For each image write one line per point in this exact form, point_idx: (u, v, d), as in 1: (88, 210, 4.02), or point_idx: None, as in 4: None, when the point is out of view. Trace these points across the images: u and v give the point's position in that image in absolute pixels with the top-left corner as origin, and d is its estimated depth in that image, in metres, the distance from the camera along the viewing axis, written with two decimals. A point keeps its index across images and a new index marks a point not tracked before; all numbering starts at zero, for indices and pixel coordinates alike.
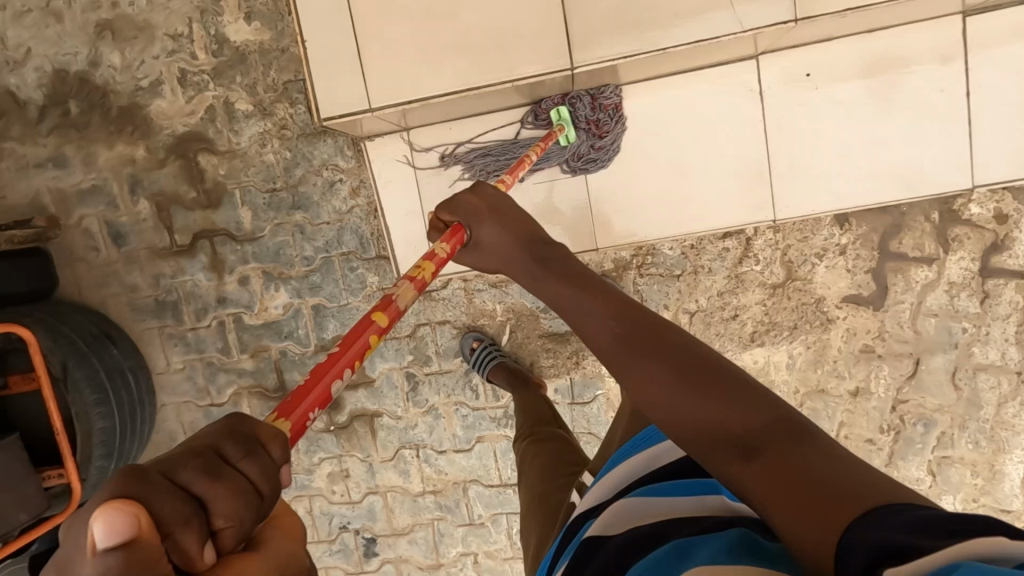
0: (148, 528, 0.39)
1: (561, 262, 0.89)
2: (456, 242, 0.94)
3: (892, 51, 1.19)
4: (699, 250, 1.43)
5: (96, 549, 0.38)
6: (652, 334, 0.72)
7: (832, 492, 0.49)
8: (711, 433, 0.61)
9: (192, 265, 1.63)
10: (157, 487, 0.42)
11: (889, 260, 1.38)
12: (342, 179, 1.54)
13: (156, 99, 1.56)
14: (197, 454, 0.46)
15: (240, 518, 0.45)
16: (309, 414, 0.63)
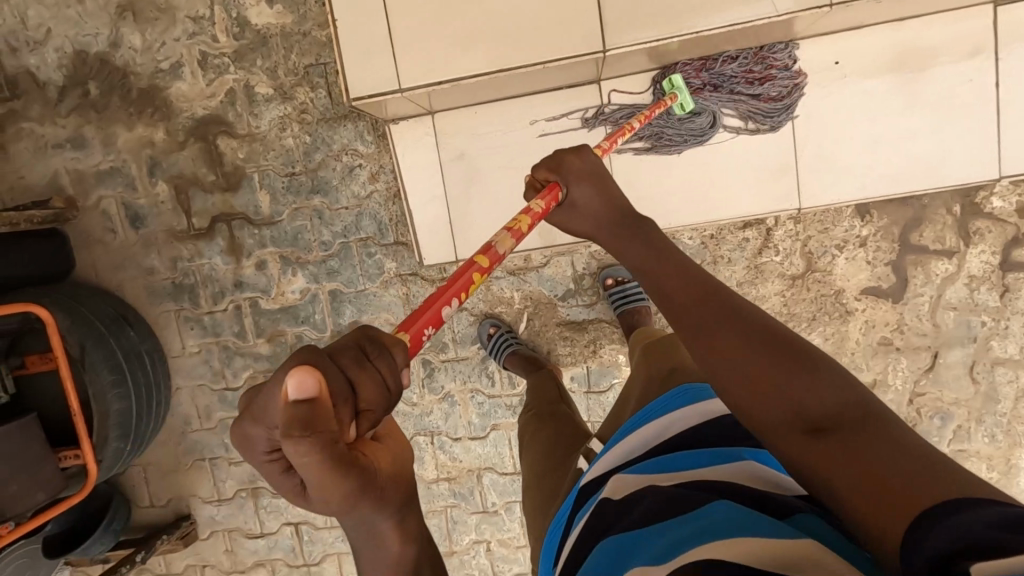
0: (325, 396, 0.48)
1: (646, 233, 0.89)
2: (552, 200, 0.94)
3: (923, 40, 1.18)
4: (719, 241, 1.43)
5: (288, 398, 0.47)
6: (739, 316, 0.72)
7: (909, 487, 0.50)
8: (781, 407, 0.64)
9: (210, 248, 1.63)
10: (328, 364, 0.50)
11: (910, 253, 1.38)
12: (362, 164, 1.54)
13: (176, 82, 1.56)
14: (351, 347, 0.53)
15: (379, 408, 0.53)
16: (424, 330, 0.68)
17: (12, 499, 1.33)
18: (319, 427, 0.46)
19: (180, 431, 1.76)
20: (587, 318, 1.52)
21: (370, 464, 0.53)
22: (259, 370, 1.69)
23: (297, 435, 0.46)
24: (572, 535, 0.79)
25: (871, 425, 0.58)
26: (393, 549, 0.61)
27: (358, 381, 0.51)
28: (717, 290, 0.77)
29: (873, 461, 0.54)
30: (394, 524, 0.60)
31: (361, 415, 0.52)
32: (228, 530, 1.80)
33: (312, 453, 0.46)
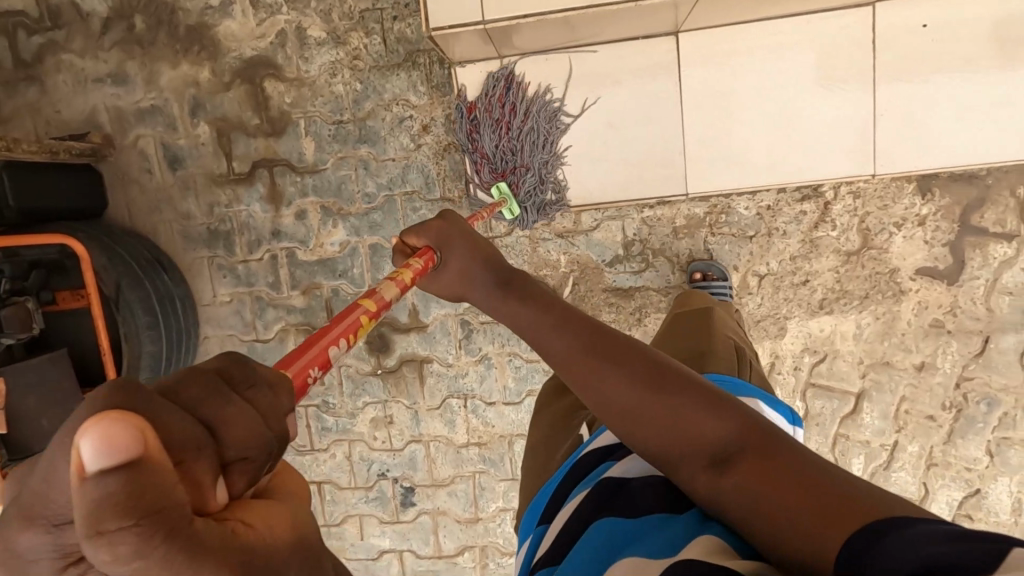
0: (156, 450, 0.29)
1: (529, 284, 0.87)
2: (428, 261, 0.93)
3: (1014, 8, 1.21)
4: (775, 212, 1.40)
5: (83, 472, 0.27)
6: (637, 364, 0.73)
7: (838, 500, 0.54)
8: (685, 444, 0.66)
9: (249, 195, 1.59)
10: (157, 400, 0.33)
11: (969, 234, 1.36)
12: (412, 116, 1.50)
13: (225, 20, 1.52)
14: (200, 373, 0.38)
15: (257, 452, 0.37)
16: (309, 370, 0.62)
17: (42, 434, 1.30)
18: (157, 504, 0.29)
19: None
20: (633, 285, 1.48)
21: (258, 546, 0.35)
22: (292, 323, 1.65)
23: (116, 526, 0.28)
24: (566, 504, 0.78)
25: (769, 445, 0.62)
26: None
27: (220, 417, 0.36)
28: (602, 327, 0.79)
29: (784, 485, 0.58)
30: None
31: (230, 469, 0.36)
32: None
33: (147, 550, 0.28)
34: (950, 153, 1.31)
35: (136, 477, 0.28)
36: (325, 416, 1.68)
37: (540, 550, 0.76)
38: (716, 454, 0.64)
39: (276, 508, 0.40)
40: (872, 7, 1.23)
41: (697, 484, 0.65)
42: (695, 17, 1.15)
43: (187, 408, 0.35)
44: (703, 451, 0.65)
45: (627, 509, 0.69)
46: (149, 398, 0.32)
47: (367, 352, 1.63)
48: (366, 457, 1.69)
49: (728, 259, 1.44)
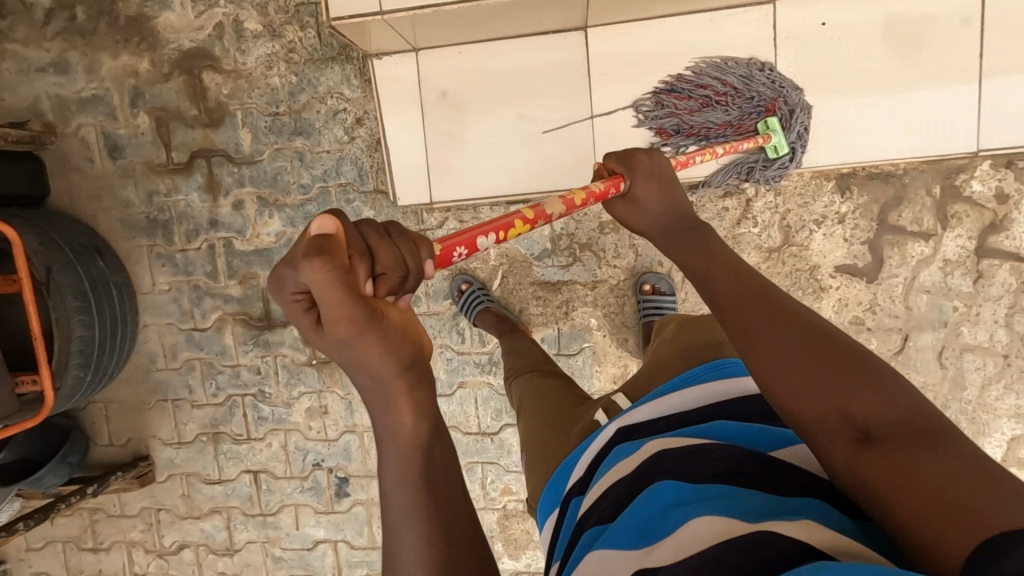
0: (341, 235, 0.57)
1: (704, 236, 0.85)
2: (614, 187, 0.94)
3: (914, 8, 1.23)
4: (698, 209, 1.42)
5: (311, 234, 0.55)
6: (797, 325, 0.66)
7: (981, 502, 0.46)
8: (828, 414, 0.59)
9: (188, 184, 1.62)
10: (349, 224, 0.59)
11: (887, 233, 1.38)
12: (346, 109, 1.52)
13: (165, 12, 1.54)
14: (375, 224, 0.63)
15: (392, 271, 0.60)
16: (457, 248, 0.79)
17: None
18: (330, 249, 0.53)
19: (146, 369, 1.73)
20: (560, 279, 1.50)
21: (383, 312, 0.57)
22: (228, 312, 1.67)
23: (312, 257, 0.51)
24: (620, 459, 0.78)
25: (931, 437, 0.54)
26: (406, 424, 0.61)
27: (374, 246, 0.60)
28: (770, 287, 0.72)
29: (926, 476, 0.50)
30: (407, 394, 0.60)
31: (377, 275, 0.59)
32: (186, 475, 1.76)
33: (321, 269, 0.51)
34: (852, 149, 1.32)
35: (325, 238, 0.54)
36: (262, 405, 1.69)
37: (587, 503, 0.78)
38: (863, 431, 0.57)
39: (403, 311, 0.61)
40: (773, 5, 1.26)
41: (832, 461, 0.59)
42: (599, 11, 1.16)
43: (363, 235, 0.60)
44: (851, 422, 0.58)
45: (681, 474, 0.67)
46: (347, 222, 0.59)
47: (302, 342, 1.65)
48: (301, 447, 1.70)
49: (653, 255, 1.46)
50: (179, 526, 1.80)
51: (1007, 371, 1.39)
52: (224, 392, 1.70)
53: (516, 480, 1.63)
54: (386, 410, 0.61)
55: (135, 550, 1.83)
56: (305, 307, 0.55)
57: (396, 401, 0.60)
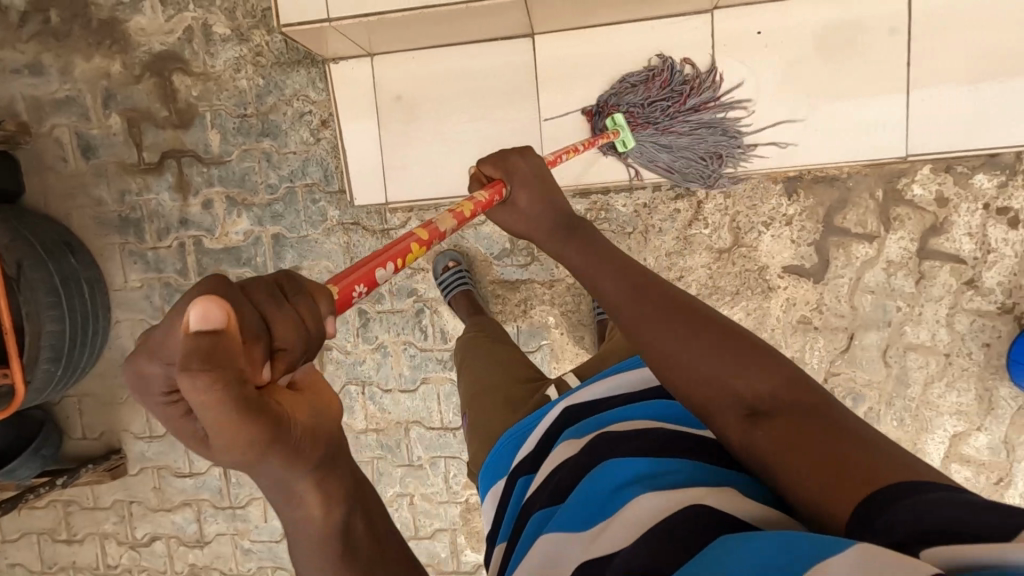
0: (231, 325, 0.43)
1: (587, 232, 0.88)
2: (497, 193, 0.93)
3: (846, 16, 1.28)
4: (651, 210, 1.46)
5: (189, 327, 0.42)
6: (685, 315, 0.71)
7: (856, 466, 0.53)
8: (721, 396, 0.65)
9: (159, 183, 1.66)
10: (235, 295, 0.46)
11: (833, 235, 1.42)
12: (312, 111, 1.56)
13: (136, 16, 1.58)
14: (268, 284, 0.50)
15: (296, 348, 0.49)
16: (354, 288, 0.68)
17: None
18: (224, 360, 0.41)
19: (119, 364, 1.77)
20: (519, 278, 1.55)
21: (283, 413, 0.47)
22: None
23: (197, 367, 0.40)
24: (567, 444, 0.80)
25: (807, 406, 0.61)
26: (316, 516, 0.54)
27: (271, 320, 0.48)
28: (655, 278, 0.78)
29: (810, 448, 0.57)
30: (316, 485, 0.53)
31: (275, 355, 0.48)
32: (158, 468, 1.80)
33: (213, 390, 0.41)
34: (789, 153, 1.37)
35: (213, 339, 0.41)
36: None
37: (533, 488, 0.81)
38: (753, 408, 0.63)
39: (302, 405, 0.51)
40: (712, 13, 1.30)
41: (728, 438, 0.65)
42: (544, 19, 1.20)
43: (254, 303, 0.48)
44: (740, 402, 0.64)
45: (625, 450, 0.71)
46: (230, 290, 0.46)
47: None
48: None
49: None
50: (150, 518, 1.83)
51: (949, 370, 1.43)
52: None
53: None
54: (292, 499, 0.53)
55: (107, 541, 1.87)
56: (183, 411, 0.46)
57: (302, 493, 0.53)
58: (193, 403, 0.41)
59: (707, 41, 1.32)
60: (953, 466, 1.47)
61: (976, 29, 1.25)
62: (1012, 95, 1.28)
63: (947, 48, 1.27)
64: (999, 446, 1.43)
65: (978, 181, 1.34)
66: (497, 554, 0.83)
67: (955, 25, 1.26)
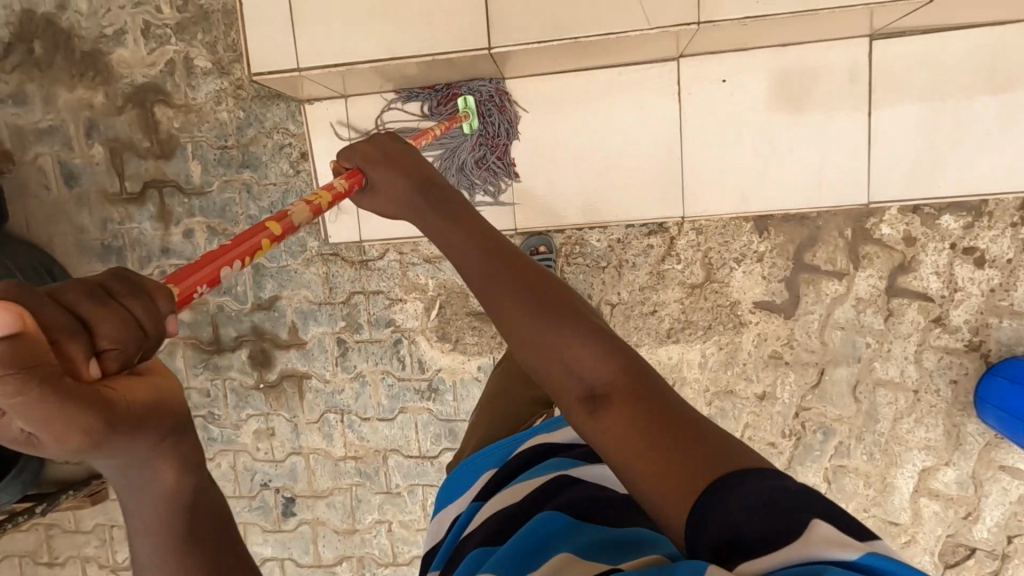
0: (32, 329, 0.38)
1: (451, 201, 0.89)
2: (354, 183, 0.94)
3: (809, 63, 1.30)
4: (624, 245, 1.48)
5: None
6: (543, 302, 0.74)
7: (686, 459, 0.58)
8: (571, 382, 0.68)
9: (140, 213, 1.67)
10: (43, 297, 0.41)
11: (803, 271, 1.44)
12: (291, 144, 1.58)
13: (118, 48, 1.60)
14: (85, 283, 0.44)
15: (127, 346, 0.44)
16: (198, 287, 0.66)
17: None
18: (31, 361, 0.37)
19: None
20: None
21: (118, 404, 0.44)
22: (180, 336, 1.72)
23: (3, 373, 0.36)
24: (508, 490, 0.84)
25: (641, 388, 0.65)
26: (168, 479, 0.50)
27: (97, 319, 0.43)
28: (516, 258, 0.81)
29: (643, 435, 0.62)
30: (169, 451, 0.50)
31: (101, 354, 0.43)
32: None
33: (26, 390, 0.37)
34: (753, 200, 1.38)
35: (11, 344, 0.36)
36: (211, 426, 1.75)
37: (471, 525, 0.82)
38: (594, 394, 0.66)
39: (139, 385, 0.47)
40: (677, 61, 1.33)
41: (575, 424, 0.68)
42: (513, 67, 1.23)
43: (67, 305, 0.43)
44: (584, 387, 0.67)
45: (569, 505, 0.76)
46: (38, 294, 0.41)
47: (250, 366, 1.70)
48: (250, 467, 1.75)
49: (582, 288, 1.51)
50: (131, 542, 1.84)
51: (918, 406, 1.45)
52: None
53: None
54: (142, 471, 0.48)
55: (88, 565, 1.88)
56: None
57: (157, 465, 0.49)
58: (3, 406, 0.37)
59: (675, 87, 1.34)
60: (923, 501, 1.48)
61: (940, 78, 1.27)
62: (970, 142, 1.30)
63: (909, 96, 1.29)
64: (967, 481, 1.45)
65: (945, 221, 1.36)
66: None
67: (915, 76, 1.28)
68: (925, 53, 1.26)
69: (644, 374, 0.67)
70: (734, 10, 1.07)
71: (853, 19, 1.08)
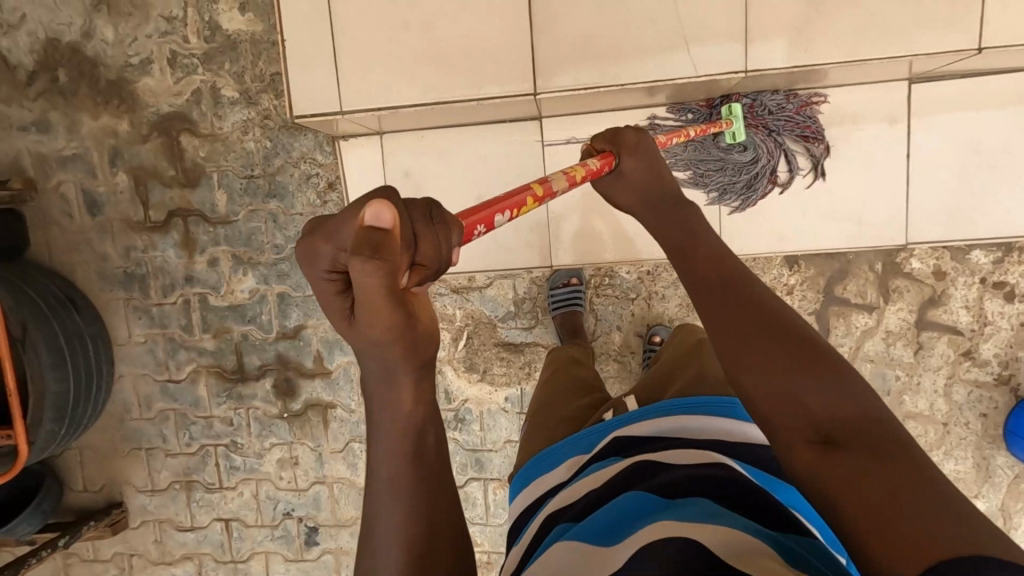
0: (394, 233, 0.49)
1: (691, 220, 0.88)
2: (608, 165, 0.92)
3: (845, 106, 1.31)
4: (654, 277, 1.49)
5: (364, 223, 0.48)
6: (779, 326, 0.69)
7: (924, 505, 0.50)
8: (796, 414, 0.62)
9: (164, 241, 1.66)
10: (402, 208, 0.51)
11: (833, 304, 1.44)
12: (318, 173, 1.57)
13: (145, 76, 1.59)
14: (421, 206, 0.54)
15: (429, 267, 0.54)
16: (476, 228, 0.66)
17: None
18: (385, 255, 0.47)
19: (120, 418, 1.77)
20: (524, 340, 1.57)
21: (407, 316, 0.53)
22: (203, 365, 1.71)
23: (366, 257, 0.47)
24: (593, 475, 0.82)
25: (883, 439, 0.57)
26: (404, 405, 0.62)
27: (418, 238, 0.52)
28: (750, 283, 0.76)
29: (871, 469, 0.55)
30: (411, 383, 0.61)
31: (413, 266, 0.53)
32: (159, 521, 1.80)
33: (377, 280, 0.48)
34: (791, 239, 1.40)
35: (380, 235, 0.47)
36: (234, 455, 1.74)
37: (553, 507, 0.81)
38: (827, 434, 0.60)
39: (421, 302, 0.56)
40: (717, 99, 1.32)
41: (789, 459, 0.62)
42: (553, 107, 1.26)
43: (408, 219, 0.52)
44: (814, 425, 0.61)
45: (660, 486, 0.72)
46: (397, 198, 0.51)
47: (274, 395, 1.69)
48: (272, 496, 1.74)
49: (611, 319, 1.53)
50: (150, 571, 1.83)
51: (947, 438, 1.45)
52: (198, 443, 1.74)
53: (480, 531, 1.67)
54: (389, 391, 0.61)
55: None
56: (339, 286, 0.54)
57: (401, 382, 0.60)
58: (357, 283, 0.49)
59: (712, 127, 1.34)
60: None
61: (976, 119, 1.28)
62: (1004, 182, 1.30)
63: (947, 136, 1.30)
64: (996, 513, 1.45)
65: (975, 256, 1.37)
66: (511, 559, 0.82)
67: (952, 119, 1.28)
68: (962, 96, 1.27)
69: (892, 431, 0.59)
70: (779, 61, 1.10)
71: (893, 67, 1.11)
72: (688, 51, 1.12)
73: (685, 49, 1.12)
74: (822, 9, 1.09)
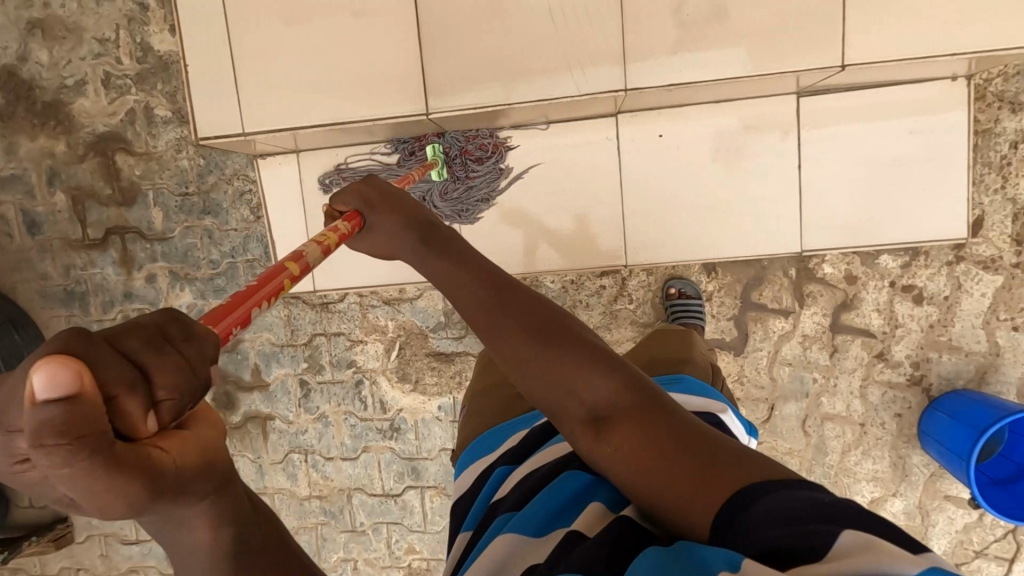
0: (91, 389, 0.34)
1: (443, 235, 0.86)
2: (357, 224, 0.88)
3: (741, 121, 1.35)
4: (578, 286, 1.51)
5: (33, 399, 0.32)
6: (547, 329, 0.74)
7: (705, 464, 0.62)
8: (581, 407, 0.71)
9: (102, 259, 1.69)
10: (99, 347, 0.36)
11: (751, 309, 1.48)
12: (251, 190, 1.60)
13: (80, 98, 1.62)
14: (140, 327, 0.40)
15: (183, 395, 0.39)
16: (232, 329, 0.60)
17: None
18: (82, 427, 0.33)
19: None
20: (454, 350, 1.60)
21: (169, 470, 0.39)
22: None
23: (52, 442, 0.33)
24: (542, 452, 0.85)
25: (647, 407, 0.69)
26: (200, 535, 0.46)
27: (150, 368, 0.38)
28: (510, 286, 0.79)
29: (653, 442, 0.66)
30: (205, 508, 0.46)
31: (158, 405, 0.38)
32: (104, 535, 1.81)
33: (75, 462, 0.34)
34: (693, 248, 1.42)
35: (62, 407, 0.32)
36: None
37: (505, 487, 0.84)
38: (602, 414, 0.70)
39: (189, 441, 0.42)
40: (616, 117, 1.37)
41: (581, 444, 0.72)
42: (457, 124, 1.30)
43: (122, 353, 0.38)
44: (593, 412, 0.70)
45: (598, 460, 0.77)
46: (89, 339, 0.36)
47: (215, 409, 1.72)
48: None
49: None
50: None
51: (864, 439, 1.49)
52: None
53: (419, 539, 1.70)
54: (178, 529, 0.45)
55: None
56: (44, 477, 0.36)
57: (189, 521, 0.45)
58: (51, 477, 0.34)
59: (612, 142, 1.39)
60: None
61: (871, 127, 1.32)
62: (900, 189, 1.34)
63: (837, 146, 1.34)
64: (914, 511, 1.49)
65: (884, 261, 1.41)
66: (459, 543, 0.83)
67: (837, 131, 1.33)
68: (853, 107, 1.31)
69: (650, 393, 0.71)
70: (662, 79, 1.14)
71: (773, 82, 1.15)
72: (572, 75, 1.16)
73: (569, 73, 1.16)
74: (701, 29, 1.12)
